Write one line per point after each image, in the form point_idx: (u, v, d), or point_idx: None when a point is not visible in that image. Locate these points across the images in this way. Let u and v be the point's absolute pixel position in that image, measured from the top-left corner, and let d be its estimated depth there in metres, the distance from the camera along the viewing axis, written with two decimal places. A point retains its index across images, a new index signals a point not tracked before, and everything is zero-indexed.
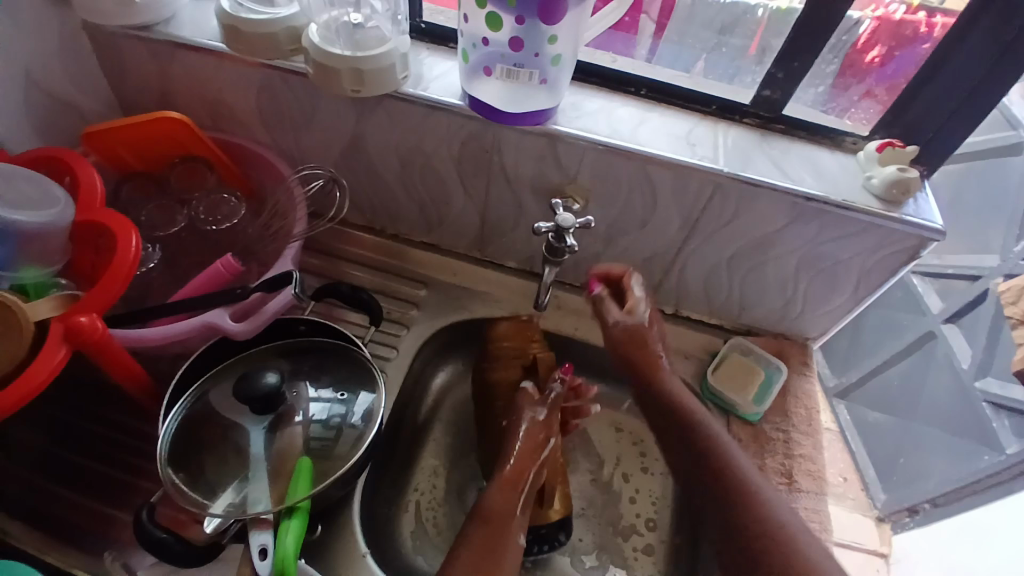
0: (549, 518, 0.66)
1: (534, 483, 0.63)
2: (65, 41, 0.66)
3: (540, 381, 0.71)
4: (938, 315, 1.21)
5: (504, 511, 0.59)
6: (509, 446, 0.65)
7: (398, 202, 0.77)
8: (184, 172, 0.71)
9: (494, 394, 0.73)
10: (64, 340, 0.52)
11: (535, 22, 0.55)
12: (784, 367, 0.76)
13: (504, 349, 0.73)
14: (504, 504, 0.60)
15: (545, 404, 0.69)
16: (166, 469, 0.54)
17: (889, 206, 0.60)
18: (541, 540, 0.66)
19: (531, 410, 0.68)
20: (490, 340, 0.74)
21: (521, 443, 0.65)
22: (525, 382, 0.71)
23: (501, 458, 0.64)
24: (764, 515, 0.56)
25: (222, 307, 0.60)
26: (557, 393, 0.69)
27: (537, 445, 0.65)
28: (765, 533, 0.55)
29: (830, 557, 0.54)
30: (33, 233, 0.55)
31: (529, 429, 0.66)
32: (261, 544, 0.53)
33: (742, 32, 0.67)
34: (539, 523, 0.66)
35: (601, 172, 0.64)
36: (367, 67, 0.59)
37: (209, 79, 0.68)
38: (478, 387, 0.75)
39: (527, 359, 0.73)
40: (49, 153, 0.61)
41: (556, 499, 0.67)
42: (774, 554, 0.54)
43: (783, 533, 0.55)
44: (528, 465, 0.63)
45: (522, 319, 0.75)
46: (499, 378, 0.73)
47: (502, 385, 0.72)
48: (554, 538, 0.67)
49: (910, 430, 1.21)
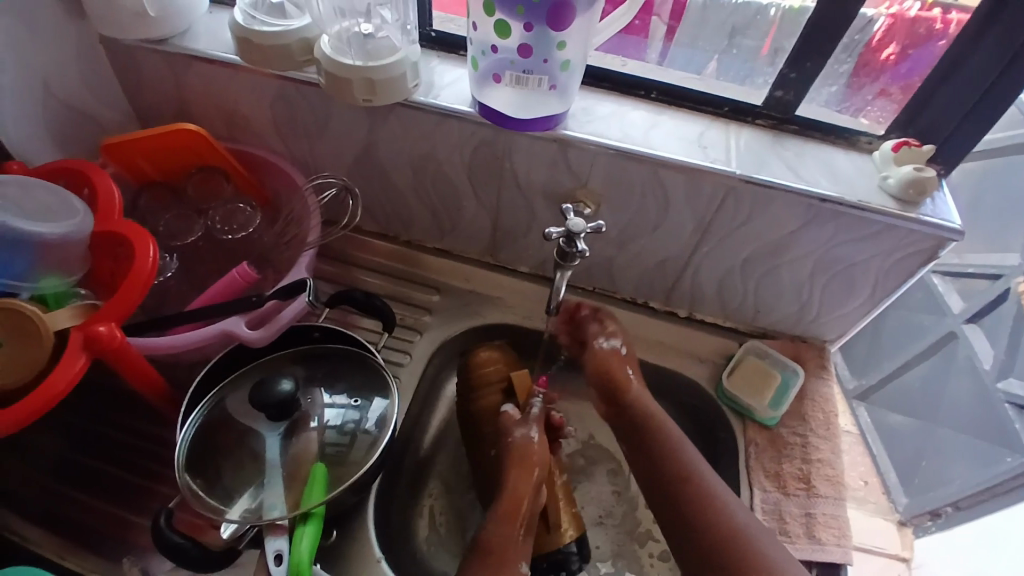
0: (562, 542, 0.65)
1: (536, 508, 0.63)
2: (84, 56, 0.68)
3: (521, 403, 0.72)
4: (959, 315, 1.14)
5: (506, 542, 0.60)
6: (507, 473, 0.65)
7: (410, 209, 0.77)
8: (200, 182, 0.72)
9: (480, 418, 0.73)
10: (83, 348, 0.53)
11: (544, 29, 0.55)
12: (801, 371, 0.75)
13: (485, 371, 0.74)
14: (508, 534, 0.60)
15: (530, 421, 0.70)
16: (184, 474, 0.55)
17: (906, 207, 0.59)
18: (555, 567, 0.65)
19: (519, 431, 0.69)
20: (471, 367, 0.75)
21: (516, 467, 0.65)
22: (505, 407, 0.71)
23: (500, 488, 0.64)
24: (729, 527, 0.58)
25: (239, 315, 0.61)
26: (539, 408, 0.71)
27: (532, 471, 0.65)
28: (731, 546, 0.57)
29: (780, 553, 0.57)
30: (54, 244, 0.56)
31: (523, 453, 0.66)
32: (275, 551, 0.54)
33: (755, 33, 0.66)
34: (550, 550, 0.65)
35: (612, 176, 0.64)
36: (379, 77, 0.59)
37: (224, 90, 0.69)
38: (467, 413, 0.74)
39: (506, 383, 0.74)
40: (68, 165, 0.62)
41: (563, 521, 0.66)
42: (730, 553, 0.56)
43: (740, 532, 0.57)
44: (527, 490, 0.63)
45: (502, 348, 0.77)
46: (486, 405, 0.73)
47: (488, 413, 0.73)
48: (566, 566, 0.65)
49: (933, 433, 1.15)
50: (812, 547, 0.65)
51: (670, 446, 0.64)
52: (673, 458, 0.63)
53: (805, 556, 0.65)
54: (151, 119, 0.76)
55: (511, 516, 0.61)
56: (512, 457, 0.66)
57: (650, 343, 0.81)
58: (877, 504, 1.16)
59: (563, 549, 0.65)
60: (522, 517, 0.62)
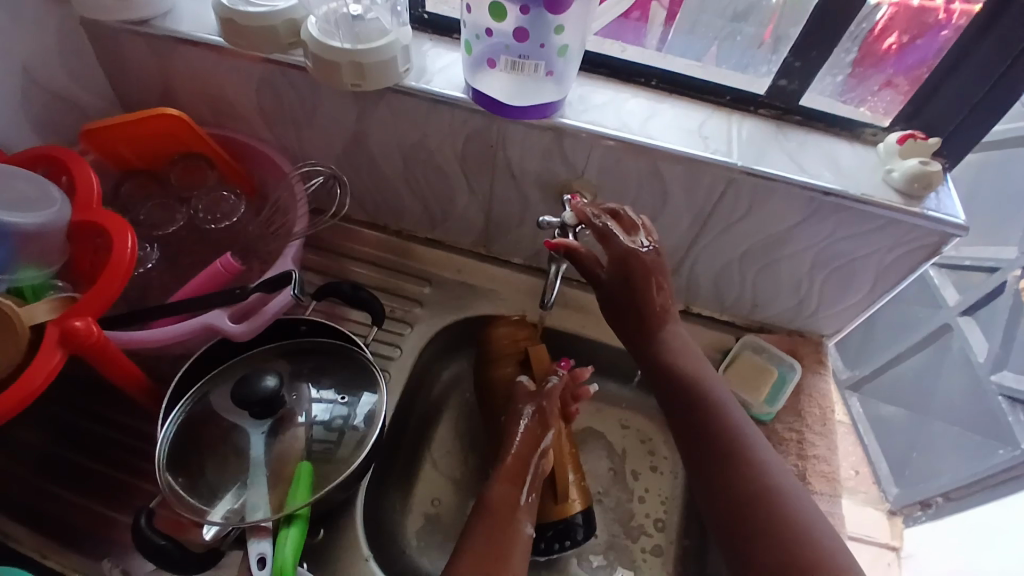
0: (571, 510, 0.65)
1: (538, 475, 0.61)
2: (64, 38, 0.64)
3: (537, 375, 0.70)
4: (955, 308, 1.13)
5: (508, 502, 0.58)
6: (506, 443, 0.63)
7: (401, 198, 0.75)
8: (183, 171, 0.69)
9: (496, 392, 0.71)
10: (60, 344, 0.51)
11: (541, 12, 0.52)
12: (798, 366, 0.74)
13: (499, 348, 0.72)
14: (509, 493, 0.59)
15: (542, 396, 0.67)
16: (166, 473, 0.53)
17: (910, 200, 0.58)
18: (561, 535, 0.64)
19: (523, 408, 0.66)
20: (486, 340, 0.74)
21: (520, 437, 0.63)
22: (520, 377, 0.70)
23: (502, 453, 0.63)
24: (766, 488, 0.55)
25: (221, 308, 0.59)
26: (555, 383, 0.67)
27: (536, 440, 0.63)
28: (767, 505, 0.54)
29: (814, 508, 0.55)
30: (31, 233, 0.54)
31: (530, 426, 0.64)
32: (259, 553, 0.52)
33: (756, 19, 0.63)
34: (553, 519, 0.64)
35: (608, 167, 0.62)
36: (368, 61, 0.57)
37: (208, 73, 0.66)
38: (482, 386, 0.73)
39: (522, 355, 0.72)
40: (46, 152, 0.60)
41: (570, 493, 0.65)
42: (759, 511, 0.54)
43: (769, 494, 0.55)
44: (526, 456, 0.62)
45: (516, 319, 0.75)
46: (501, 376, 0.71)
47: (504, 383, 0.71)
48: (571, 534, 0.64)
49: (924, 426, 1.15)
50: None
51: (712, 407, 0.61)
52: (715, 417, 0.60)
53: None
54: (134, 104, 0.73)
55: (511, 478, 0.60)
56: (515, 428, 0.64)
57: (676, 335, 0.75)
58: (866, 493, 1.11)
59: (569, 520, 0.64)
60: (525, 480, 0.60)
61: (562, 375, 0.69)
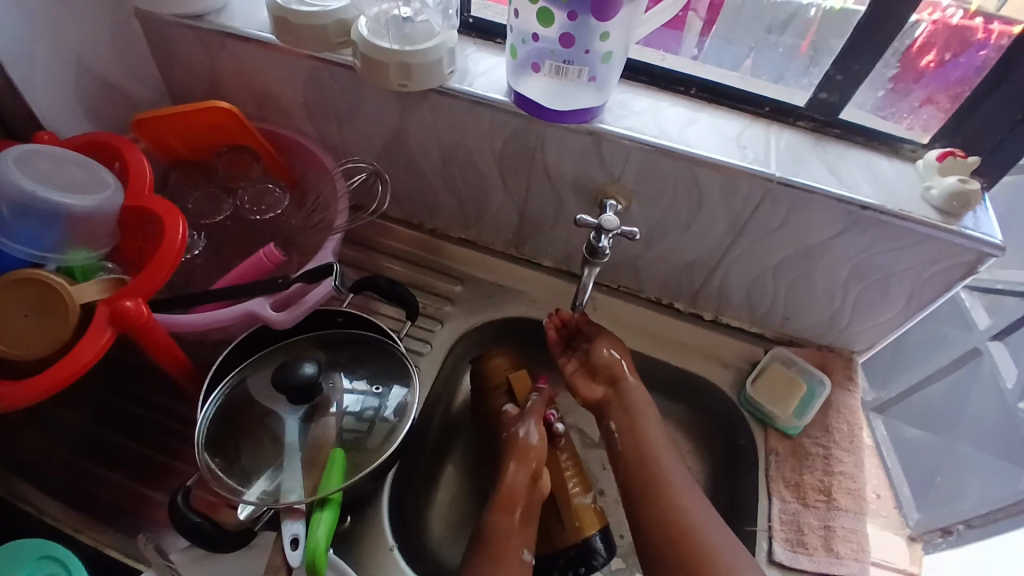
0: (580, 535, 0.65)
1: (534, 499, 0.63)
2: (120, 30, 0.67)
3: (520, 401, 0.72)
4: (985, 331, 1.09)
5: (505, 532, 0.61)
6: (504, 467, 0.65)
7: (436, 196, 0.76)
8: (230, 163, 0.71)
9: (487, 420, 0.73)
10: (109, 324, 0.53)
11: (587, 18, 0.54)
12: (828, 381, 0.73)
13: (490, 380, 0.74)
14: (506, 523, 0.61)
15: (525, 417, 0.69)
16: (203, 453, 0.55)
17: (949, 219, 0.58)
18: (576, 562, 0.65)
19: (516, 431, 0.68)
20: (479, 372, 0.75)
21: (515, 459, 0.66)
22: (505, 406, 0.72)
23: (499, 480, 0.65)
24: (687, 519, 0.59)
25: (264, 296, 0.60)
26: (534, 402, 0.70)
27: (529, 460, 0.65)
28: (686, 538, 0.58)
29: (732, 540, 0.58)
30: (81, 217, 0.55)
31: (523, 448, 0.66)
32: (292, 534, 0.53)
33: (795, 31, 0.65)
34: (568, 545, 0.65)
35: (645, 173, 0.63)
36: (415, 62, 0.58)
37: (257, 69, 0.69)
38: (478, 411, 0.74)
39: (507, 385, 0.73)
40: (100, 139, 0.62)
41: (581, 516, 0.66)
42: (689, 543, 0.58)
43: (692, 526, 0.58)
44: (522, 484, 0.64)
45: (507, 350, 0.76)
46: (492, 407, 0.73)
47: (494, 415, 0.72)
48: (589, 559, 0.65)
49: (953, 450, 1.10)
50: (830, 559, 0.65)
51: (644, 444, 0.65)
52: (645, 453, 0.64)
53: (822, 568, 0.64)
54: (181, 95, 0.76)
55: (506, 506, 0.62)
56: (512, 457, 0.66)
57: (674, 347, 0.79)
58: (888, 517, 1.05)
59: (584, 543, 0.65)
60: (519, 509, 0.62)
61: (540, 394, 0.72)
